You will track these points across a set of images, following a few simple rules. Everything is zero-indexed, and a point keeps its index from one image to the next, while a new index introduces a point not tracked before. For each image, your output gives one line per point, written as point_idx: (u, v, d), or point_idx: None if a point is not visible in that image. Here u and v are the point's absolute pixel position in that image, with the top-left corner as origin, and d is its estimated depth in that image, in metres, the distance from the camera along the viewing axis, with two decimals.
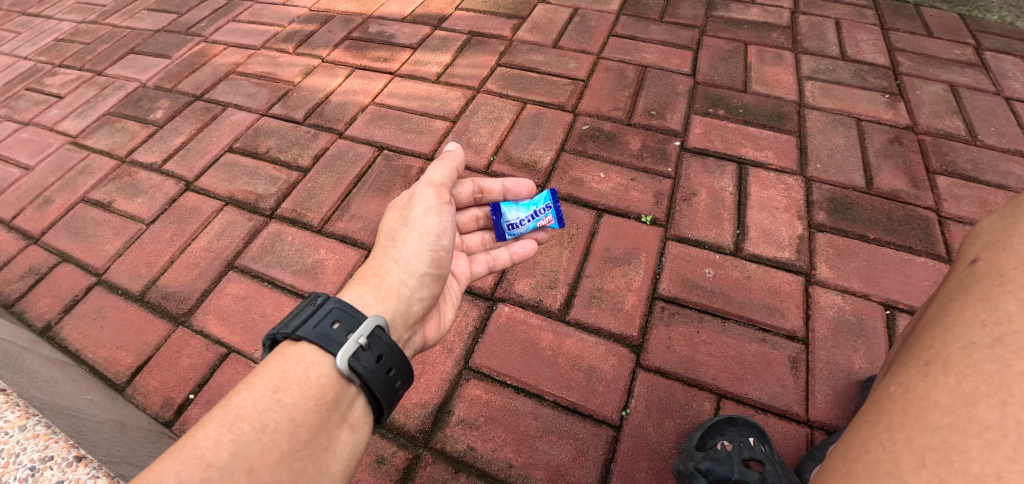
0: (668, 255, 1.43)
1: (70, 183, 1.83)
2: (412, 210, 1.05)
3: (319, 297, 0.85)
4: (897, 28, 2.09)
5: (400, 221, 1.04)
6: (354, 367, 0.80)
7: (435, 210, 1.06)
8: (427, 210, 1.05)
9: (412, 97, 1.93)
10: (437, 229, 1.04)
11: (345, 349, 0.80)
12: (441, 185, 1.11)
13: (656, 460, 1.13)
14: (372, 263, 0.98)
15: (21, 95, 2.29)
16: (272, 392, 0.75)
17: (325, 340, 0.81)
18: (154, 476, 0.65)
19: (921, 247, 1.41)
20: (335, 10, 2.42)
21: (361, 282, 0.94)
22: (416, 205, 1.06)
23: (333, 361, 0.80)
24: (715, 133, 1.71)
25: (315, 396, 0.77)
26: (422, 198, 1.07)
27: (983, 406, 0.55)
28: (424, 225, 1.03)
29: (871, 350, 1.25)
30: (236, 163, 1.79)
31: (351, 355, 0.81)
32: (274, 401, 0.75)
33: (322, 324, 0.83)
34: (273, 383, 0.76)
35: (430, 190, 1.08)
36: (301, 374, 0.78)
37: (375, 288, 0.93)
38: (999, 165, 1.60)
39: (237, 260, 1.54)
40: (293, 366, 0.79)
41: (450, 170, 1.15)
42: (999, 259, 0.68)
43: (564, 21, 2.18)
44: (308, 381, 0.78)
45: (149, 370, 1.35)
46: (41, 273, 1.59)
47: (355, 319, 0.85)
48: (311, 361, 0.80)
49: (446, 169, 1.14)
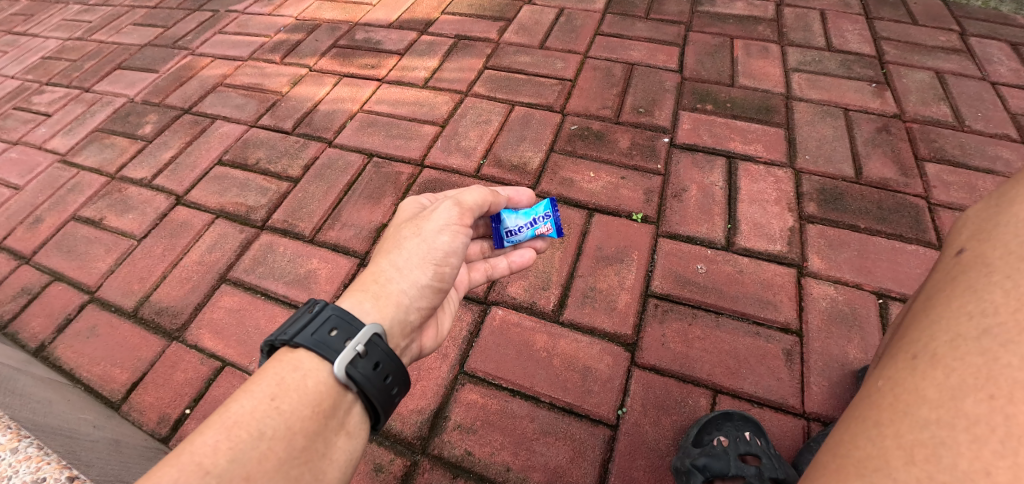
0: (661, 251, 1.43)
1: (60, 201, 1.82)
2: (427, 221, 1.03)
3: (317, 304, 0.84)
4: (882, 16, 2.09)
5: (412, 229, 1.02)
6: (351, 374, 0.80)
7: (451, 229, 1.04)
8: (443, 227, 1.03)
9: (400, 103, 1.93)
10: (448, 248, 1.02)
11: (343, 357, 0.80)
12: (469, 208, 1.10)
13: (654, 458, 1.13)
14: (373, 268, 0.96)
15: (9, 114, 2.28)
16: (270, 399, 0.75)
17: (322, 347, 0.81)
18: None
19: (911, 235, 1.42)
20: (321, 18, 2.42)
21: (360, 288, 0.93)
22: (432, 217, 1.04)
23: (330, 369, 0.80)
24: (703, 129, 1.72)
25: (312, 404, 0.77)
26: (440, 213, 1.05)
27: (970, 399, 0.55)
28: (435, 240, 1.01)
29: (865, 339, 1.25)
30: (227, 175, 1.79)
31: (349, 363, 0.80)
32: (271, 408, 0.74)
33: (319, 331, 0.82)
34: (271, 390, 0.76)
35: (454, 209, 1.07)
36: (299, 381, 0.78)
37: (373, 295, 0.92)
38: (987, 150, 1.60)
39: (230, 272, 1.54)
40: (291, 373, 0.78)
41: (484, 200, 1.16)
42: (984, 249, 0.69)
43: (550, 21, 2.19)
44: (305, 388, 0.77)
45: (145, 386, 1.35)
46: (33, 293, 1.58)
47: (354, 327, 0.84)
48: (309, 368, 0.79)
49: (480, 195, 1.14)
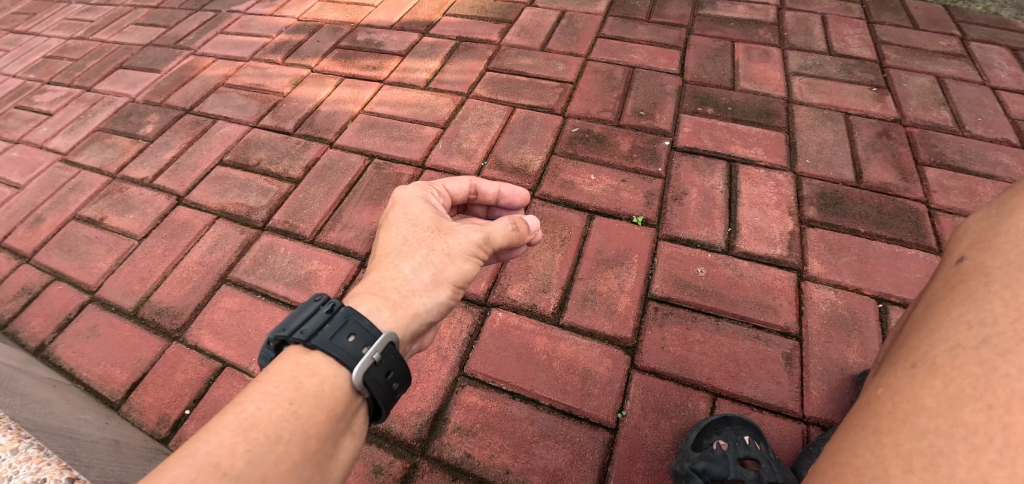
0: (661, 254, 1.43)
1: (61, 201, 1.82)
2: (452, 239, 1.01)
3: (335, 305, 0.83)
4: (883, 21, 2.10)
5: (438, 245, 1.00)
6: (367, 382, 0.80)
7: (473, 257, 1.03)
8: (469, 252, 1.02)
9: (401, 105, 1.93)
10: (466, 275, 1.02)
11: (361, 366, 0.80)
12: (492, 245, 1.06)
13: (653, 461, 1.13)
14: (393, 275, 0.94)
15: (10, 113, 2.28)
16: (287, 402, 0.74)
17: (340, 353, 0.80)
18: (162, 483, 0.64)
19: (911, 240, 1.42)
20: (323, 19, 2.42)
21: (378, 295, 0.90)
22: (457, 235, 1.02)
23: (347, 375, 0.80)
24: (704, 132, 1.72)
25: (328, 409, 0.77)
26: (469, 237, 1.03)
27: (969, 409, 0.55)
28: (458, 264, 1.00)
29: (864, 344, 1.25)
30: (228, 176, 1.79)
31: (366, 371, 0.80)
32: (288, 412, 0.73)
33: (337, 336, 0.81)
34: (288, 393, 0.75)
35: (482, 238, 1.04)
36: (316, 386, 0.77)
37: (392, 304, 0.90)
38: (987, 155, 1.61)
39: (230, 273, 1.54)
40: (309, 378, 0.78)
41: (511, 240, 1.09)
42: (984, 259, 0.69)
43: (552, 24, 2.19)
44: (323, 393, 0.77)
45: (145, 387, 1.35)
46: (34, 292, 1.58)
47: (371, 333, 0.83)
48: (326, 374, 0.79)
49: (509, 234, 1.08)
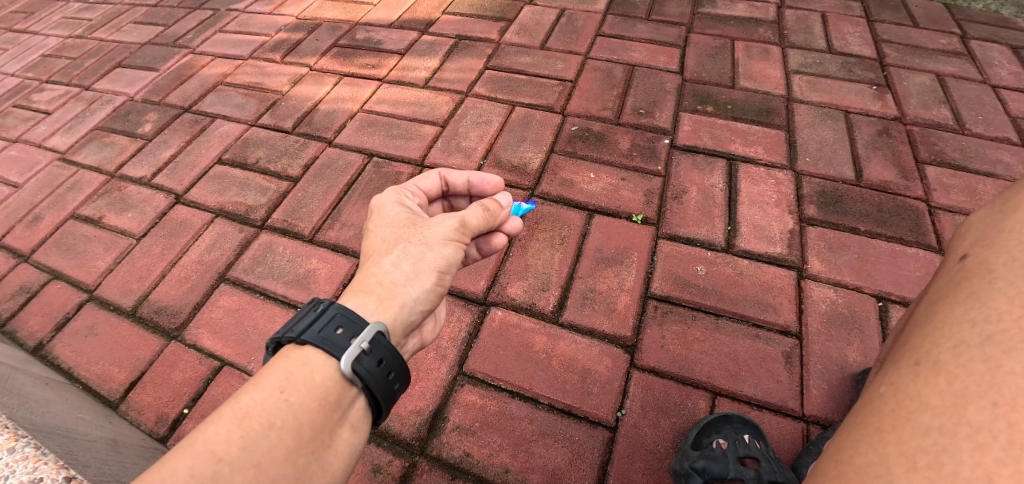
0: (661, 253, 1.43)
1: (59, 200, 1.82)
2: (428, 229, 1.00)
3: (323, 303, 0.83)
4: (883, 19, 2.09)
5: (416, 236, 0.98)
6: (357, 371, 0.79)
7: (453, 242, 1.01)
8: (447, 238, 1.01)
9: (400, 103, 1.93)
10: (450, 260, 1.00)
11: (349, 354, 0.79)
12: (468, 229, 1.05)
13: (653, 460, 1.13)
14: (376, 271, 0.93)
15: (9, 112, 2.27)
16: (279, 392, 0.74)
17: (329, 344, 0.80)
18: (162, 474, 0.65)
19: (911, 238, 1.42)
20: (322, 17, 2.42)
21: (363, 291, 0.90)
22: (433, 224, 1.01)
23: (337, 365, 0.79)
24: (704, 130, 1.71)
25: (320, 397, 0.76)
26: (444, 224, 1.01)
27: (973, 406, 0.55)
28: (440, 251, 0.99)
29: (865, 343, 1.24)
30: (226, 174, 1.79)
31: (354, 359, 0.80)
32: (280, 400, 0.73)
33: (326, 329, 0.81)
34: (280, 383, 0.75)
35: (456, 224, 1.03)
36: (308, 377, 0.77)
37: (378, 297, 0.90)
38: (987, 153, 1.60)
39: (228, 272, 1.53)
40: (300, 368, 0.78)
41: (485, 220, 1.09)
42: (988, 255, 0.68)
43: (551, 22, 2.19)
44: (315, 383, 0.77)
45: (143, 386, 1.34)
46: (32, 291, 1.58)
47: (358, 325, 0.83)
48: (317, 364, 0.78)
49: (482, 216, 1.07)
